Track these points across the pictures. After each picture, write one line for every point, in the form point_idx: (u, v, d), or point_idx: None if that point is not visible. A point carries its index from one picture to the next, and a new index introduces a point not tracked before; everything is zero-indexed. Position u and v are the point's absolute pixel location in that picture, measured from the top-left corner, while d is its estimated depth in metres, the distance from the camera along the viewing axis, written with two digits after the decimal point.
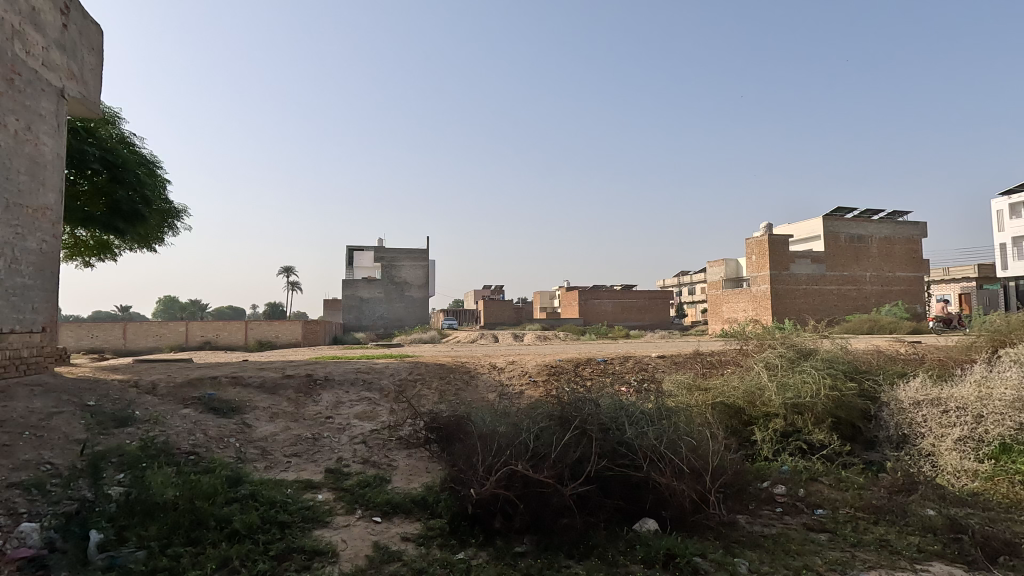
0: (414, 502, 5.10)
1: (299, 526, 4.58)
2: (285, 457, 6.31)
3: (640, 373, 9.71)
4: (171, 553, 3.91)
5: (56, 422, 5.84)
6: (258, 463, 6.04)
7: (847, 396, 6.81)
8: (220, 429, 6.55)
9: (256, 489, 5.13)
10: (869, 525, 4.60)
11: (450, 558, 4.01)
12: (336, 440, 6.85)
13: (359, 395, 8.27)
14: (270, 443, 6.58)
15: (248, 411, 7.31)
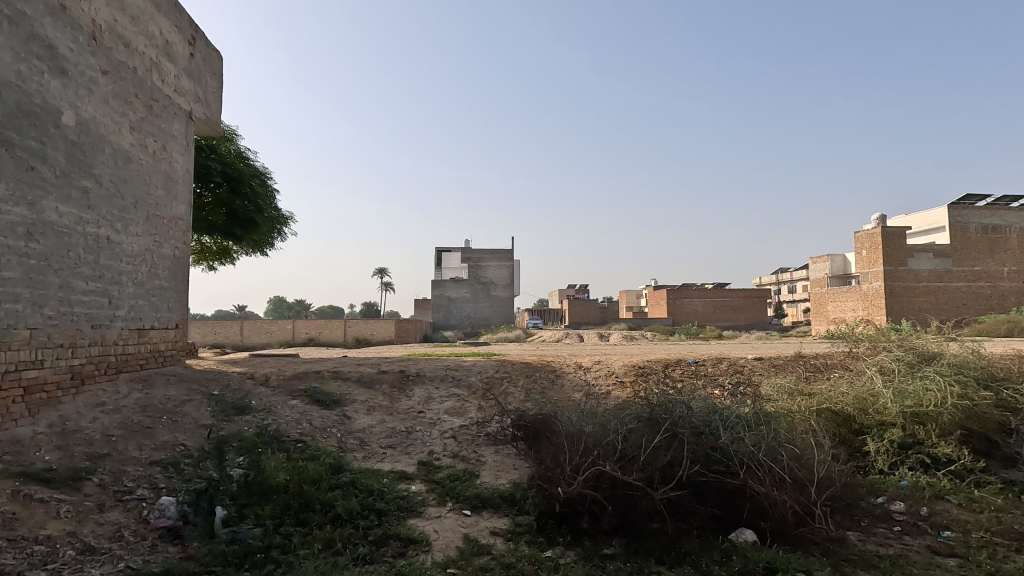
0: (502, 498, 5.19)
1: (395, 515, 4.82)
2: (381, 448, 6.65)
3: (735, 376, 9.23)
4: (283, 532, 4.27)
5: (188, 408, 6.56)
6: (357, 453, 6.42)
7: (981, 406, 6.05)
8: (324, 420, 7.04)
9: (356, 477, 5.46)
10: (1010, 552, 4.06)
11: (538, 555, 4.05)
12: (428, 434, 7.13)
13: (449, 391, 8.54)
14: (367, 434, 6.97)
15: (348, 404, 7.79)
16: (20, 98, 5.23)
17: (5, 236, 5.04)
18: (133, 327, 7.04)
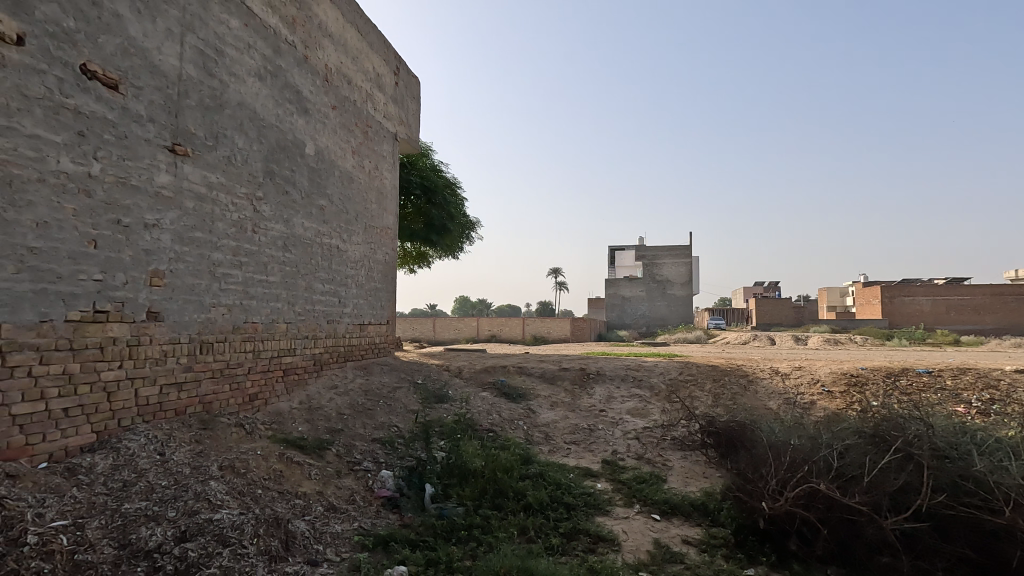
0: (694, 506, 4.95)
1: (583, 510, 4.90)
2: (566, 444, 6.82)
3: (987, 391, 7.55)
4: (483, 514, 4.62)
5: (399, 394, 7.47)
6: (543, 446, 6.67)
7: None
8: (512, 413, 7.45)
9: (544, 469, 5.67)
10: None
11: (738, 572, 3.77)
12: (611, 433, 7.11)
13: (630, 391, 8.42)
14: (552, 429, 7.20)
15: (532, 398, 8.14)
16: (279, 136, 6.46)
17: (271, 248, 6.27)
18: (356, 323, 8.24)
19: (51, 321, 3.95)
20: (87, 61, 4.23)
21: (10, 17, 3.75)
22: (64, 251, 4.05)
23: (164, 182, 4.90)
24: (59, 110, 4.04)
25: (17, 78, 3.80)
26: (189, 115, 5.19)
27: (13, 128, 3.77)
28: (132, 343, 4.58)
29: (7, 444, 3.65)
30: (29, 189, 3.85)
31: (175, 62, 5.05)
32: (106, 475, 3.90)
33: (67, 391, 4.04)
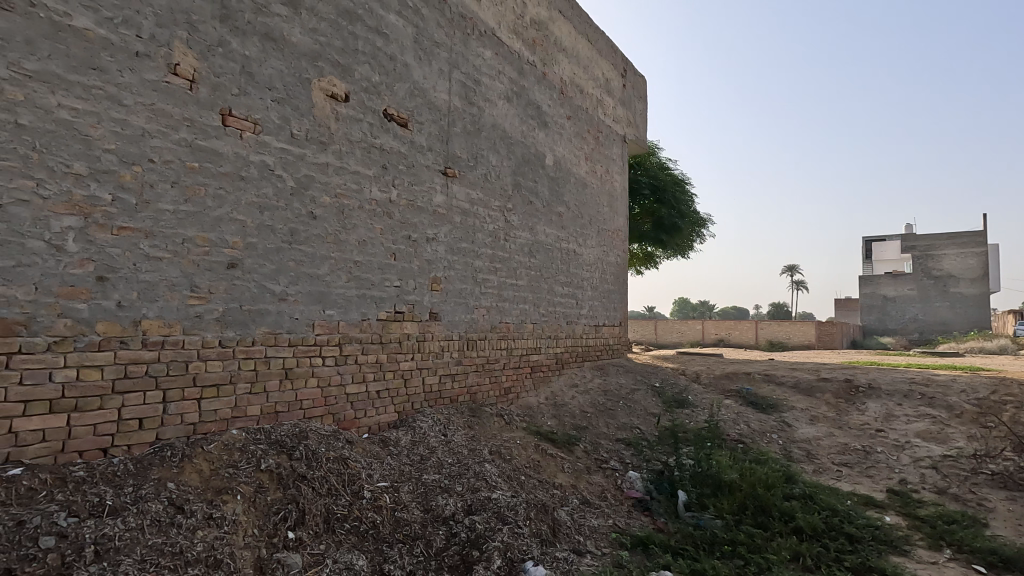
0: None
1: (872, 545, 4.20)
2: (835, 465, 5.95)
3: None
4: (747, 531, 4.29)
5: (637, 396, 7.43)
6: (806, 465, 5.93)
7: None
8: (763, 424, 6.80)
9: (813, 491, 5.02)
10: None
11: None
12: (895, 459, 5.99)
13: (918, 410, 6.99)
14: (815, 447, 6.36)
15: (786, 410, 7.33)
16: (524, 151, 6.99)
17: (519, 254, 6.83)
18: (592, 324, 8.46)
19: (368, 319, 4.88)
20: (387, 106, 5.15)
21: (341, 80, 4.71)
22: (376, 263, 4.97)
23: (440, 201, 5.69)
24: (370, 149, 4.95)
25: (346, 128, 4.74)
26: (456, 141, 5.94)
27: (344, 168, 4.69)
28: (420, 339, 5.41)
29: (344, 416, 4.62)
30: (353, 214, 4.76)
31: (445, 96, 5.81)
32: (408, 448, 4.67)
33: (379, 376, 4.96)
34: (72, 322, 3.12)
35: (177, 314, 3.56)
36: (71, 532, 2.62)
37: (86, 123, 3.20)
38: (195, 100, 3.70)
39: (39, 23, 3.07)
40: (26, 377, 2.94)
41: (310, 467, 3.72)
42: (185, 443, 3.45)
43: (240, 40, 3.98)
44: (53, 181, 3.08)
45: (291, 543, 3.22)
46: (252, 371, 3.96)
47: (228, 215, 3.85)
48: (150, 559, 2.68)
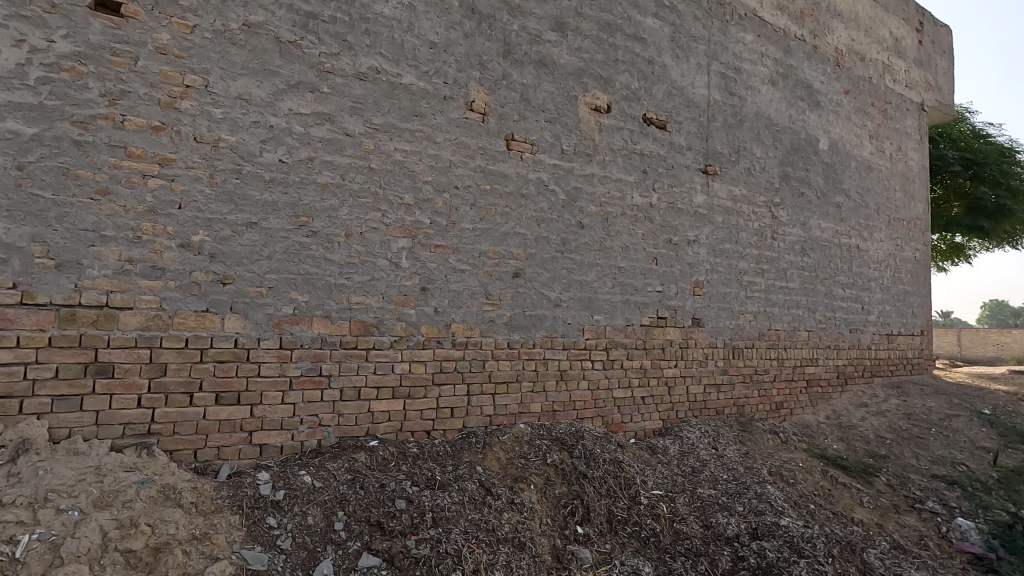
0: None
1: None
2: None
3: None
4: None
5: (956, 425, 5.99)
6: None
7: None
8: None
9: None
10: None
11: None
12: None
13: None
14: None
15: None
16: (793, 138, 6.22)
17: (789, 254, 6.09)
18: (884, 333, 7.08)
19: (633, 324, 4.87)
20: (646, 110, 5.04)
21: (603, 92, 4.77)
22: (639, 268, 4.91)
23: (701, 201, 5.37)
24: (631, 155, 4.91)
25: (608, 137, 4.78)
26: (717, 136, 5.54)
27: (608, 177, 4.76)
28: (684, 346, 5.21)
29: (612, 419, 4.72)
30: (617, 221, 4.79)
31: (704, 91, 5.46)
32: (678, 457, 4.54)
33: (644, 382, 4.93)
34: (406, 325, 3.78)
35: (476, 319, 4.07)
36: (415, 498, 3.16)
37: (412, 160, 3.82)
38: (487, 131, 4.16)
39: (381, 85, 3.73)
40: (378, 368, 3.66)
41: (590, 466, 3.87)
42: (485, 433, 3.94)
43: (518, 71, 4.33)
44: (392, 212, 3.74)
45: (580, 537, 3.40)
46: (533, 370, 4.31)
47: (512, 229, 4.25)
48: (471, 531, 3.08)
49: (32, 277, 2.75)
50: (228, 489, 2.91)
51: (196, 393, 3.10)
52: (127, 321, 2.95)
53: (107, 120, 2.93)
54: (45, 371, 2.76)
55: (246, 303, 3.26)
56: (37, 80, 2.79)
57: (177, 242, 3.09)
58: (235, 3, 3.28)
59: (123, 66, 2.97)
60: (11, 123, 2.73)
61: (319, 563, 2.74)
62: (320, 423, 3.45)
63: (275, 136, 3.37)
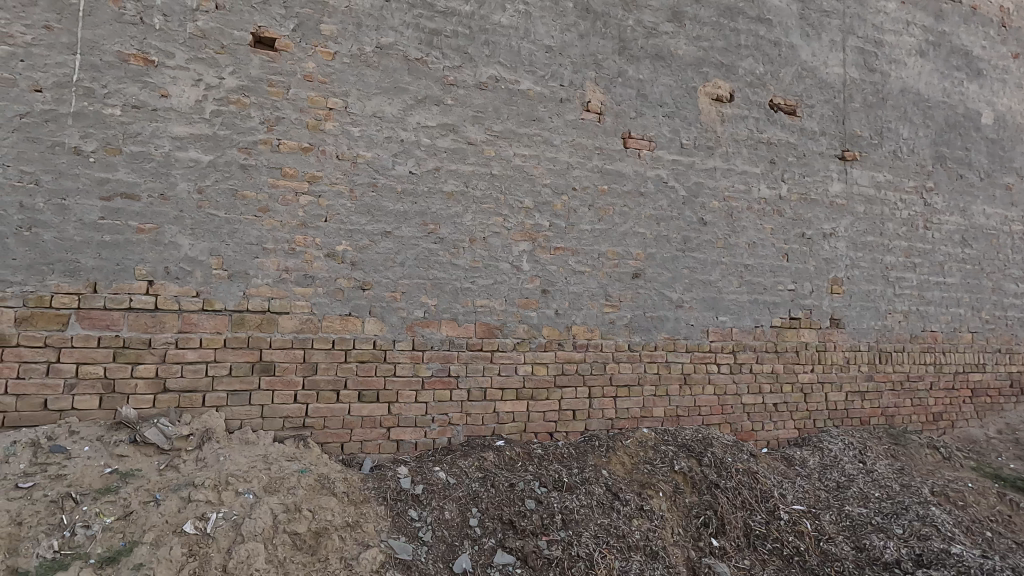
0: None
1: None
2: None
3: None
4: None
5: None
6: None
7: None
8: None
9: None
10: None
11: None
12: None
13: None
14: None
15: None
16: (948, 113, 5.50)
17: (947, 245, 5.38)
18: None
19: (762, 326, 4.55)
20: (773, 96, 4.70)
21: (725, 80, 4.52)
22: (768, 265, 4.57)
23: (838, 190, 4.90)
24: (757, 145, 4.60)
25: (731, 128, 4.52)
26: (855, 118, 5.03)
27: (732, 169, 4.49)
28: (821, 349, 4.79)
29: (741, 427, 4.45)
30: (742, 216, 4.50)
31: (840, 70, 4.99)
32: (818, 471, 4.21)
33: (776, 388, 4.60)
34: (528, 327, 3.83)
35: (596, 321, 4.02)
36: (544, 499, 3.20)
37: (531, 164, 3.87)
38: (603, 130, 4.10)
39: (500, 93, 3.82)
40: (502, 370, 3.74)
41: (722, 476, 3.68)
42: (608, 437, 3.89)
43: (634, 67, 4.23)
44: (513, 216, 3.81)
45: (716, 550, 3.28)
46: (655, 374, 4.18)
47: (632, 229, 4.14)
48: (602, 536, 3.08)
49: (210, 286, 3.14)
50: (373, 481, 3.14)
51: (342, 391, 3.37)
52: (285, 324, 3.28)
53: (266, 145, 3.27)
54: (222, 369, 3.13)
55: (383, 307, 3.48)
56: (211, 114, 3.17)
57: (324, 251, 3.37)
58: (368, 28, 3.51)
59: (277, 95, 3.30)
60: (193, 152, 3.12)
61: (458, 557, 2.87)
62: (450, 422, 3.60)
63: (406, 149, 3.56)
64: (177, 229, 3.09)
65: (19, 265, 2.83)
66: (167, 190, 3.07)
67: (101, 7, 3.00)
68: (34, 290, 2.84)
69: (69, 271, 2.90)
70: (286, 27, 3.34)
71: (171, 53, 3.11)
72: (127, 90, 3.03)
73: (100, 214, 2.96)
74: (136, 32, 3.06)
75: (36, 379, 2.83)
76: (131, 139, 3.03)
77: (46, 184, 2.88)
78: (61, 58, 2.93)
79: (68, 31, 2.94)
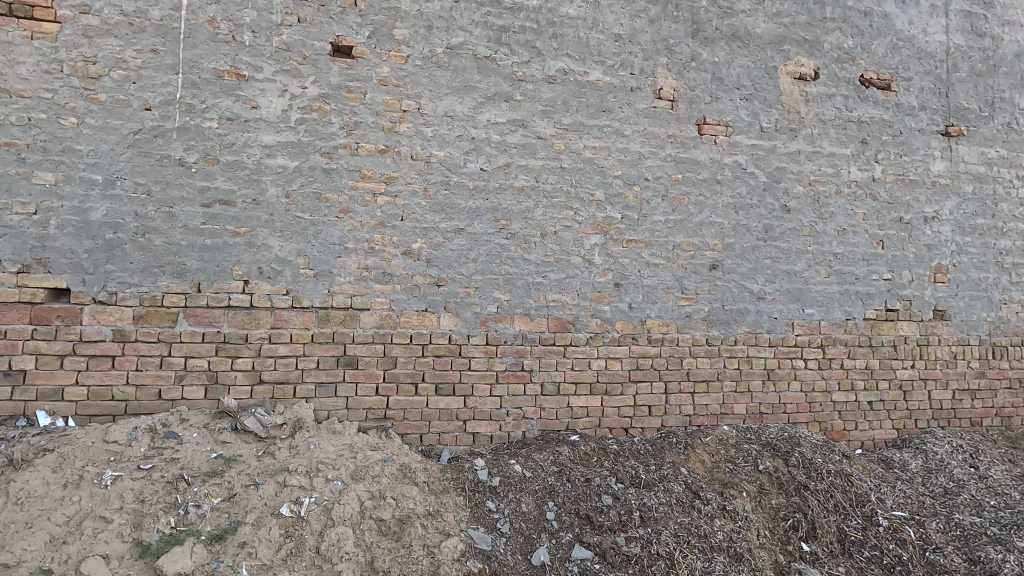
0: None
1: None
2: None
3: None
4: None
5: None
6: None
7: None
8: None
9: None
10: None
11: None
12: None
13: None
14: None
15: None
16: None
17: None
18: None
19: (855, 319, 4.25)
20: (864, 71, 4.36)
21: (809, 57, 4.24)
22: (860, 253, 4.26)
23: (941, 169, 4.48)
24: (846, 124, 4.29)
25: (817, 108, 4.24)
26: (961, 89, 4.57)
27: (818, 152, 4.22)
28: (923, 343, 4.41)
29: (832, 426, 4.19)
30: (830, 202, 4.21)
31: (942, 37, 4.54)
32: (923, 475, 3.88)
33: (871, 385, 4.29)
34: (601, 322, 3.78)
35: (672, 314, 3.90)
36: (622, 496, 3.18)
37: (601, 156, 3.81)
38: (677, 117, 3.96)
39: (569, 85, 3.78)
40: (576, 364, 3.73)
41: (812, 478, 3.49)
42: (686, 433, 3.78)
43: (709, 49, 4.06)
44: (584, 209, 3.77)
45: (807, 555, 3.13)
46: (736, 369, 4.00)
47: (708, 218, 3.98)
48: (683, 535, 3.03)
49: (298, 285, 3.33)
50: (451, 472, 3.23)
51: (420, 384, 3.48)
52: (366, 320, 3.42)
53: (347, 149, 3.42)
54: (310, 363, 3.33)
55: (457, 303, 3.55)
56: (296, 122, 3.36)
57: (401, 249, 3.49)
58: (439, 29, 3.59)
59: (355, 101, 3.45)
60: (280, 159, 3.32)
61: (536, 550, 2.90)
62: (524, 415, 3.63)
63: (477, 147, 3.61)
64: (269, 231, 3.30)
65: (135, 268, 3.13)
66: (259, 195, 3.29)
67: (198, 28, 3.25)
68: (149, 290, 3.14)
69: (176, 273, 3.17)
70: (362, 34, 3.47)
71: (259, 67, 3.32)
72: (222, 103, 3.26)
73: (201, 220, 3.21)
74: (229, 49, 3.28)
75: (152, 370, 3.12)
76: (226, 149, 3.26)
77: (157, 194, 3.16)
78: (166, 78, 3.20)
79: (172, 53, 3.21)
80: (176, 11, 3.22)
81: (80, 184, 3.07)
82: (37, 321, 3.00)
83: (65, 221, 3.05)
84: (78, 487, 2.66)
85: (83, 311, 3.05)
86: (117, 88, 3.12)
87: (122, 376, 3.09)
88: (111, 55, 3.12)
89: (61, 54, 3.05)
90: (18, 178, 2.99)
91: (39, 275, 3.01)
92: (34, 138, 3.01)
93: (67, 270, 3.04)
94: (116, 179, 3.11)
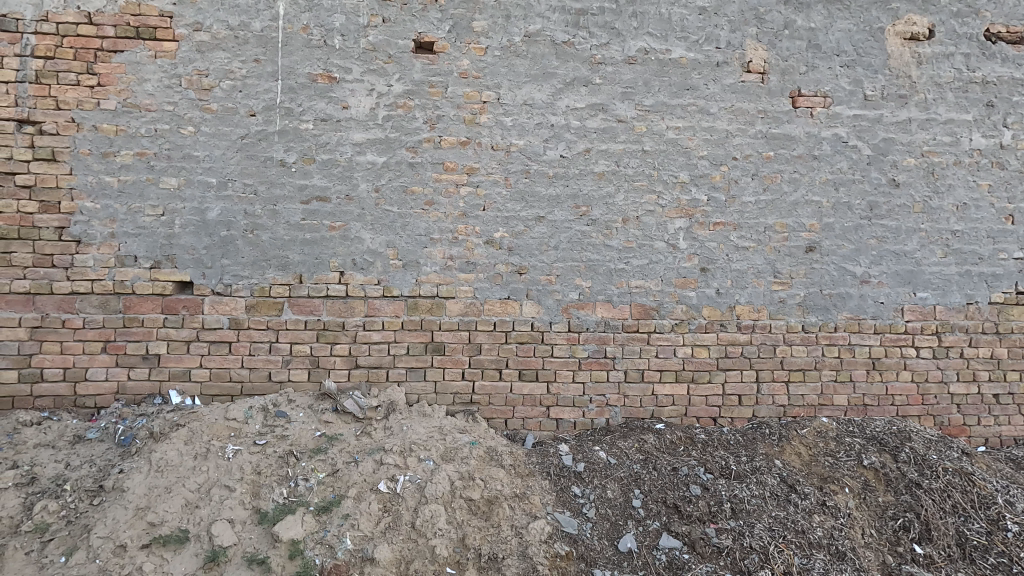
0: None
1: None
2: None
3: None
4: None
5: None
6: None
7: None
8: None
9: None
10: None
11: None
12: None
13: None
14: None
15: None
16: None
17: None
18: None
19: (977, 303, 3.84)
20: (990, 24, 3.88)
21: (922, 14, 3.83)
22: (984, 230, 3.82)
23: None
24: (968, 86, 3.84)
25: (932, 70, 3.82)
26: None
27: (933, 119, 3.82)
28: None
29: (949, 421, 3.83)
30: (948, 173, 3.81)
31: None
32: None
33: (996, 376, 3.86)
34: (686, 308, 3.67)
35: (763, 300, 3.72)
36: (711, 486, 3.11)
37: (685, 137, 3.67)
38: (768, 91, 3.74)
39: (650, 65, 3.66)
40: (660, 352, 3.65)
41: (925, 476, 3.23)
42: (780, 425, 3.61)
43: (804, 15, 3.77)
44: (668, 192, 3.66)
45: (920, 558, 2.91)
46: (836, 358, 3.75)
47: (804, 198, 3.73)
48: (778, 530, 2.92)
49: (389, 275, 3.51)
50: (537, 456, 3.30)
51: (503, 370, 3.56)
52: (452, 308, 3.54)
53: (430, 143, 3.53)
54: (401, 349, 3.50)
55: (539, 290, 3.59)
56: (383, 119, 3.50)
57: (483, 239, 3.57)
58: (517, 18, 3.59)
59: (437, 95, 3.54)
60: (370, 155, 3.49)
61: (623, 536, 2.91)
62: (607, 403, 3.61)
63: (557, 133, 3.61)
64: (361, 225, 3.48)
65: (246, 262, 3.42)
66: (351, 191, 3.47)
67: (294, 36, 3.47)
68: (258, 282, 3.43)
69: (281, 266, 3.44)
70: (442, 30, 3.55)
71: (349, 69, 3.49)
72: (317, 105, 3.48)
73: (301, 216, 3.45)
74: (321, 54, 3.48)
75: (262, 355, 3.43)
76: (322, 149, 3.47)
77: (262, 193, 3.43)
78: (268, 84, 3.45)
79: (272, 61, 3.45)
80: (274, 21, 3.46)
81: (198, 188, 3.39)
82: (167, 311, 3.38)
83: (186, 221, 3.39)
84: (206, 458, 2.97)
85: (204, 302, 3.40)
86: (226, 97, 3.41)
87: (238, 360, 3.41)
88: (220, 67, 3.40)
89: (180, 69, 3.37)
90: (149, 184, 3.36)
91: (168, 269, 3.38)
92: (160, 147, 3.36)
93: (190, 265, 3.39)
94: (227, 181, 3.41)
